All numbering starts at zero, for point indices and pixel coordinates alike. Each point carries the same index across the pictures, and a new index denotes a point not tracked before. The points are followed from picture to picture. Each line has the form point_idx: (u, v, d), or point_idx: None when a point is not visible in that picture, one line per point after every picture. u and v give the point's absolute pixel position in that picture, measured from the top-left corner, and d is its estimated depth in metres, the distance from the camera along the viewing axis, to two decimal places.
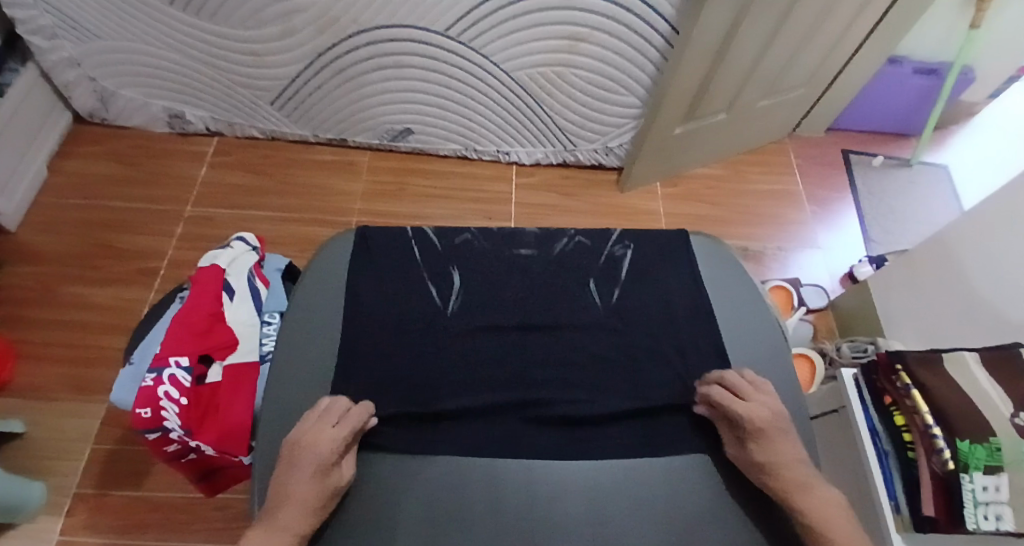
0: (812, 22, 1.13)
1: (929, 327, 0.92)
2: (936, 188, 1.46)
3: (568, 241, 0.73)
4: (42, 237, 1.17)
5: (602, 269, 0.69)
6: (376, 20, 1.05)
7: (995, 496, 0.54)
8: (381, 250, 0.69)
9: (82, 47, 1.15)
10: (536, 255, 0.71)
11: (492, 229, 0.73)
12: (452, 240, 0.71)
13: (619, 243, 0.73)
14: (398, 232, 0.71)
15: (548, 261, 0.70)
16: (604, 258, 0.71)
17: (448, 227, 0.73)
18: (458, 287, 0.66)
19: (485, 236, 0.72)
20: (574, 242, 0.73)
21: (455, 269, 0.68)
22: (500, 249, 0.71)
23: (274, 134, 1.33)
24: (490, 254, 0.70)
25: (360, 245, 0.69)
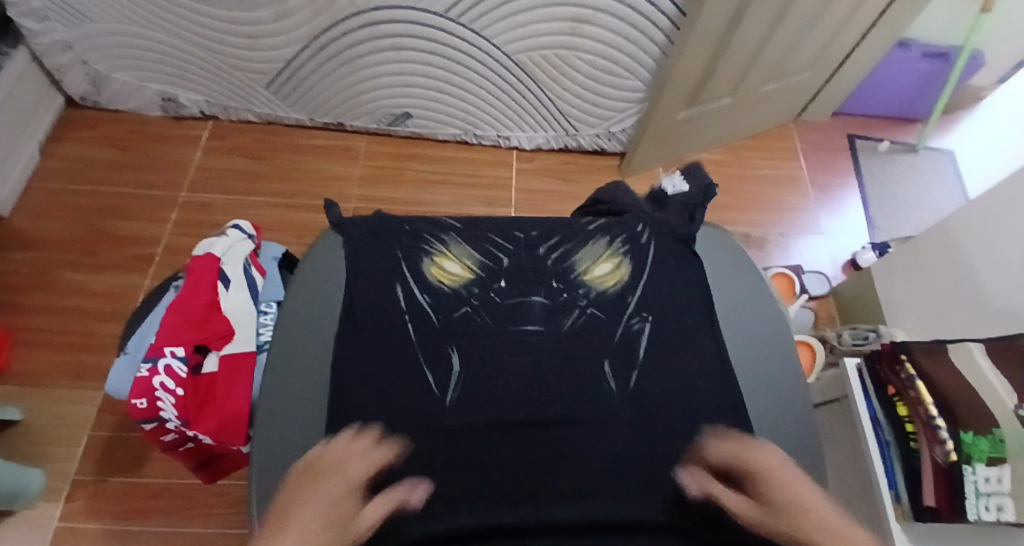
0: (821, 4, 1.10)
1: (933, 316, 0.91)
2: (941, 174, 1.44)
3: (579, 313, 0.63)
4: (36, 223, 1.15)
5: (619, 349, 0.60)
6: (374, 1, 1.02)
7: (997, 487, 0.54)
8: (368, 274, 0.63)
9: (73, 29, 1.12)
10: (545, 332, 0.61)
11: (492, 299, 0.63)
12: (448, 312, 0.61)
13: (636, 315, 0.63)
14: (393, 232, 0.67)
15: (559, 339, 0.60)
16: (620, 335, 0.62)
17: (445, 294, 0.62)
18: (458, 375, 0.56)
19: (487, 309, 0.62)
20: (585, 315, 0.63)
21: (454, 350, 0.58)
22: (504, 325, 0.61)
23: (270, 118, 1.31)
24: (493, 330, 0.60)
25: (351, 253, 0.64)
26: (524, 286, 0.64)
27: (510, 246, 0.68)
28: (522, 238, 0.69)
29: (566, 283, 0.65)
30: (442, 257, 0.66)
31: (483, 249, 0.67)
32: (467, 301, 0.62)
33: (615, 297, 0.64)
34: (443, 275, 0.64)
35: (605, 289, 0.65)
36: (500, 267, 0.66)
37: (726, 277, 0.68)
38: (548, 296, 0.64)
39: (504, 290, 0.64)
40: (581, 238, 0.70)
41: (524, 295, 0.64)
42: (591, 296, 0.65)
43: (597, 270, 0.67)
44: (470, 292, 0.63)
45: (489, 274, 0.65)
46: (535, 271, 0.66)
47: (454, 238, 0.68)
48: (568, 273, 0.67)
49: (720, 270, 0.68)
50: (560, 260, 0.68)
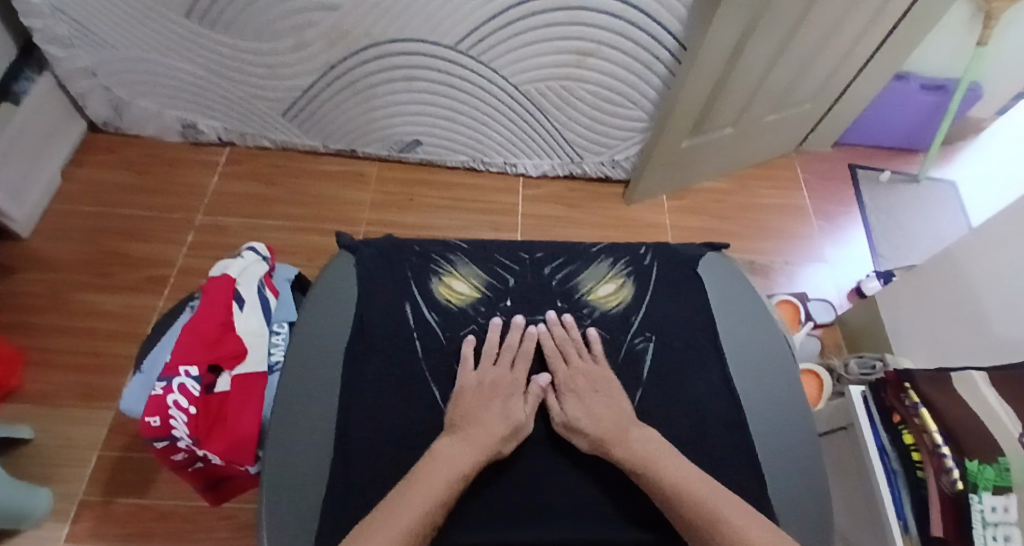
0: (819, 38, 1.14)
1: (938, 344, 0.91)
2: (944, 204, 1.45)
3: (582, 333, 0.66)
4: (54, 244, 1.18)
5: (621, 368, 0.63)
6: (388, 33, 1.07)
7: (1004, 517, 0.52)
8: (379, 291, 0.65)
9: (98, 57, 1.17)
10: (549, 351, 0.64)
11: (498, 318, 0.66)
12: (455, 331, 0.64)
13: (639, 335, 0.66)
14: (402, 254, 0.70)
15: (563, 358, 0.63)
16: (623, 354, 0.64)
17: (454, 313, 0.65)
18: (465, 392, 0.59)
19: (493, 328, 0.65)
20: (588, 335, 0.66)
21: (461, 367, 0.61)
22: (509, 344, 0.64)
23: (284, 144, 1.35)
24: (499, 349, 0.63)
25: (363, 271, 0.67)
26: (529, 307, 0.68)
27: (516, 267, 0.71)
28: (528, 259, 0.71)
29: (569, 304, 0.69)
30: (450, 276, 0.68)
31: (490, 270, 0.70)
32: (474, 320, 0.65)
33: (618, 317, 0.67)
34: (451, 294, 0.67)
35: (609, 309, 0.68)
36: (506, 288, 0.69)
37: (735, 302, 0.69)
38: (552, 316, 0.67)
39: (509, 310, 0.67)
40: (585, 258, 0.72)
41: (528, 315, 0.67)
42: (594, 316, 0.67)
43: (601, 290, 0.69)
44: (477, 311, 0.66)
45: (495, 294, 0.68)
46: (540, 292, 0.70)
47: (463, 258, 0.70)
48: (571, 292, 0.70)
49: (722, 294, 0.70)
50: (564, 280, 0.70)
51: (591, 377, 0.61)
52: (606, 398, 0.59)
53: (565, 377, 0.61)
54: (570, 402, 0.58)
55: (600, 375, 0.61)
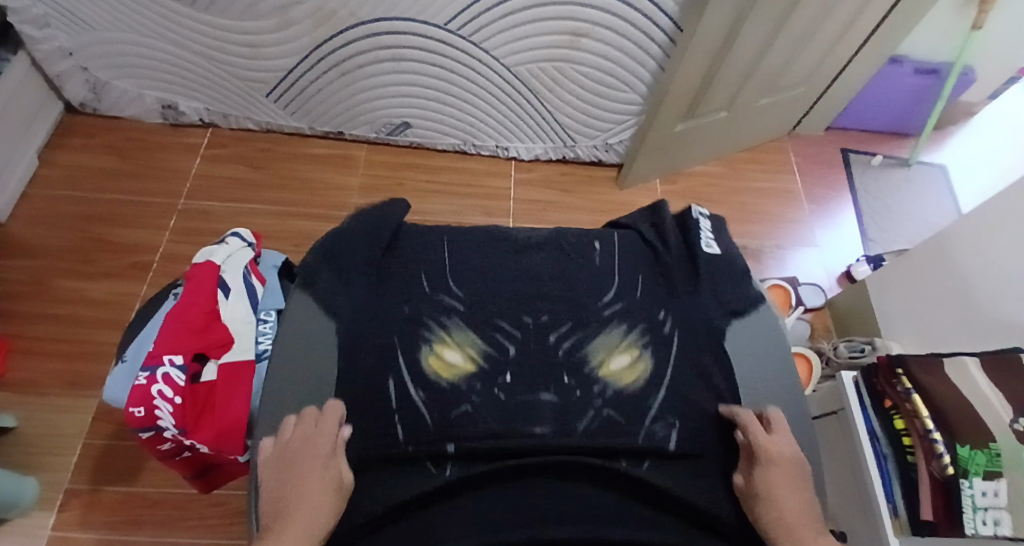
0: (815, 20, 1.12)
1: (928, 329, 0.92)
2: (934, 188, 1.46)
3: (593, 415, 0.54)
4: (32, 230, 1.15)
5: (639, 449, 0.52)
6: (376, 12, 1.03)
7: (993, 501, 0.53)
8: (355, 362, 0.56)
9: (75, 37, 1.13)
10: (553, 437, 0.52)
11: (495, 396, 0.54)
12: (444, 413, 0.52)
13: (661, 419, 0.55)
14: (386, 316, 0.60)
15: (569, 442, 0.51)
16: (642, 438, 0.53)
17: (442, 388, 0.54)
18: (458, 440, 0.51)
19: (489, 410, 0.53)
20: (601, 417, 0.54)
21: (449, 447, 0.50)
22: (507, 426, 0.52)
23: (269, 126, 1.31)
24: (494, 434, 0.51)
25: (344, 336, 0.57)
26: (532, 382, 0.56)
27: (517, 332, 0.60)
28: (532, 323, 0.61)
29: (580, 379, 0.57)
30: (441, 344, 0.58)
31: (487, 336, 0.59)
32: (466, 398, 0.54)
33: (636, 398, 0.56)
34: (441, 368, 0.56)
35: (625, 386, 0.57)
36: (506, 358, 0.58)
37: (762, 371, 0.61)
38: (559, 393, 0.55)
39: (509, 386, 0.55)
40: (597, 324, 0.62)
41: (531, 392, 0.55)
42: (607, 395, 0.56)
43: (614, 363, 0.59)
44: (471, 388, 0.55)
45: (492, 366, 0.57)
46: (545, 364, 0.58)
47: (456, 322, 0.60)
48: (583, 362, 0.58)
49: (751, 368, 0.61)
50: (573, 350, 0.59)
51: (794, 459, 0.51)
52: (803, 493, 0.49)
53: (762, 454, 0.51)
54: (768, 484, 0.49)
55: (798, 468, 0.51)
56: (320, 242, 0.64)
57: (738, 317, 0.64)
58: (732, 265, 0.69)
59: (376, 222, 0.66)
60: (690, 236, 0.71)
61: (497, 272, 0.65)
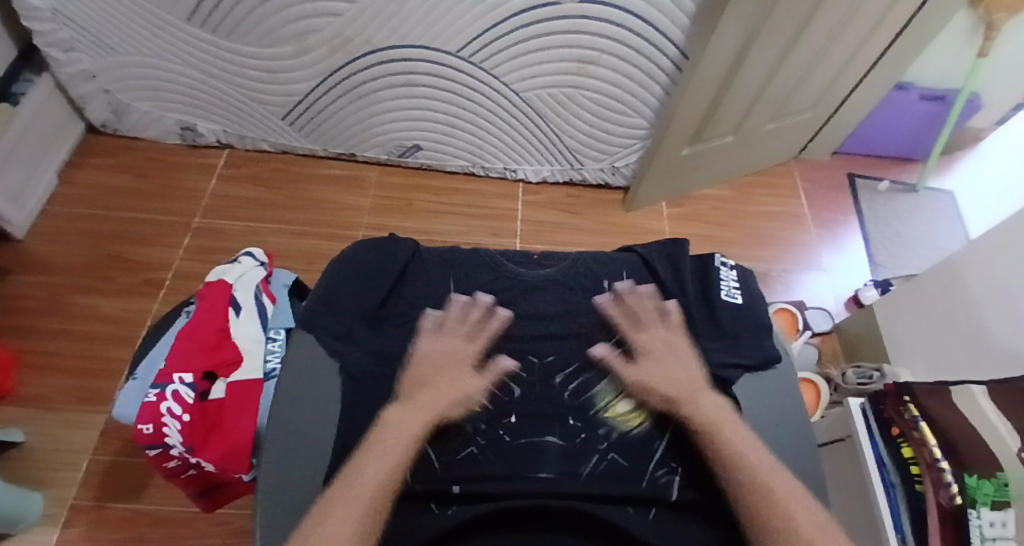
0: (820, 47, 1.14)
1: (937, 356, 0.91)
2: (942, 214, 1.45)
3: (598, 459, 0.54)
4: (50, 247, 1.18)
5: (642, 496, 0.52)
6: (389, 39, 1.06)
7: (1002, 532, 0.52)
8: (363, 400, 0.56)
9: (99, 61, 1.17)
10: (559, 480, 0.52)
11: (501, 438, 0.55)
12: (450, 452, 0.53)
13: (663, 465, 0.54)
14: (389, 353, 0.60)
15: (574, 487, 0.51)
16: (644, 483, 0.53)
17: (448, 431, 0.55)
18: (466, 476, 0.51)
19: (495, 453, 0.54)
20: (606, 461, 0.54)
21: (455, 487, 0.50)
22: (513, 471, 0.52)
23: (284, 148, 1.35)
24: (500, 479, 0.51)
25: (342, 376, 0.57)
26: (536, 423, 0.57)
27: (524, 373, 0.60)
28: (537, 363, 0.61)
29: (585, 421, 0.57)
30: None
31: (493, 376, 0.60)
32: (472, 440, 0.55)
33: (642, 442, 0.56)
34: None
35: (630, 429, 0.57)
36: (511, 399, 0.58)
37: (764, 416, 0.58)
38: (564, 436, 0.56)
39: (514, 428, 0.56)
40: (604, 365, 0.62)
41: (537, 433, 0.56)
42: (613, 438, 0.56)
43: (621, 405, 0.59)
44: (476, 429, 0.55)
45: (498, 408, 0.57)
46: (551, 405, 0.58)
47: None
48: (586, 403, 0.59)
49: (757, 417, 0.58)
50: (578, 392, 0.59)
51: (667, 344, 0.61)
52: (677, 358, 0.59)
53: (638, 341, 0.61)
54: (647, 364, 0.59)
55: (677, 343, 0.61)
56: (328, 280, 0.65)
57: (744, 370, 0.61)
58: (756, 315, 0.67)
59: (384, 253, 0.68)
60: (711, 284, 0.70)
61: (504, 308, 0.65)
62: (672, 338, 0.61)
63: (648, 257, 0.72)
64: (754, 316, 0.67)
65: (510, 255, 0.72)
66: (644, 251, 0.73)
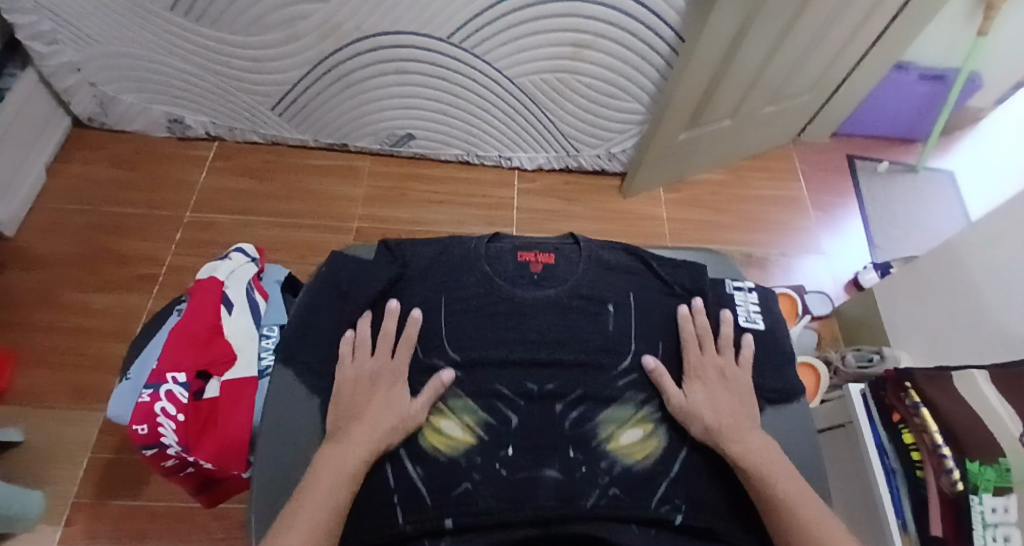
0: (819, 28, 1.12)
1: (937, 340, 0.90)
2: (942, 195, 1.44)
3: (599, 495, 0.53)
4: (40, 244, 1.16)
5: (642, 534, 0.51)
6: (379, 25, 1.04)
7: (1004, 517, 0.51)
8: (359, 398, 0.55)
9: (82, 52, 1.14)
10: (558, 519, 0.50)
11: (497, 473, 0.53)
12: (442, 490, 0.52)
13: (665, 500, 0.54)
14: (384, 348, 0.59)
15: (573, 527, 0.49)
16: (644, 519, 0.52)
17: (442, 465, 0.53)
18: (461, 515, 0.50)
19: (491, 489, 0.52)
20: (607, 497, 0.53)
21: (449, 520, 0.49)
22: (510, 509, 0.50)
23: (275, 139, 1.32)
24: (496, 518, 0.50)
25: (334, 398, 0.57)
26: (535, 455, 0.54)
27: (522, 401, 0.57)
28: (535, 391, 0.58)
29: (586, 454, 0.55)
30: (439, 415, 0.56)
31: (488, 404, 0.57)
32: (467, 475, 0.53)
33: (644, 478, 0.55)
34: (439, 442, 0.55)
35: (632, 463, 0.56)
36: (508, 430, 0.56)
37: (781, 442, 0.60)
38: (563, 470, 0.54)
39: (511, 461, 0.54)
40: (607, 393, 0.59)
41: (535, 467, 0.54)
42: (614, 473, 0.55)
43: (624, 437, 0.57)
44: (472, 463, 0.54)
45: (494, 439, 0.55)
46: (550, 434, 0.56)
47: (454, 389, 0.58)
48: (588, 434, 0.56)
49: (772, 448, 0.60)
50: (579, 422, 0.57)
51: (721, 372, 0.61)
52: (730, 390, 0.59)
53: (694, 362, 0.61)
54: (694, 386, 0.59)
55: (732, 373, 0.61)
56: (313, 313, 0.63)
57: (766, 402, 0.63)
58: (775, 344, 0.67)
59: (366, 277, 0.66)
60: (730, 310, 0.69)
61: (503, 333, 0.61)
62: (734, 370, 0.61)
63: (651, 261, 0.70)
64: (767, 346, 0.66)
65: (501, 266, 0.67)
66: (649, 257, 0.70)
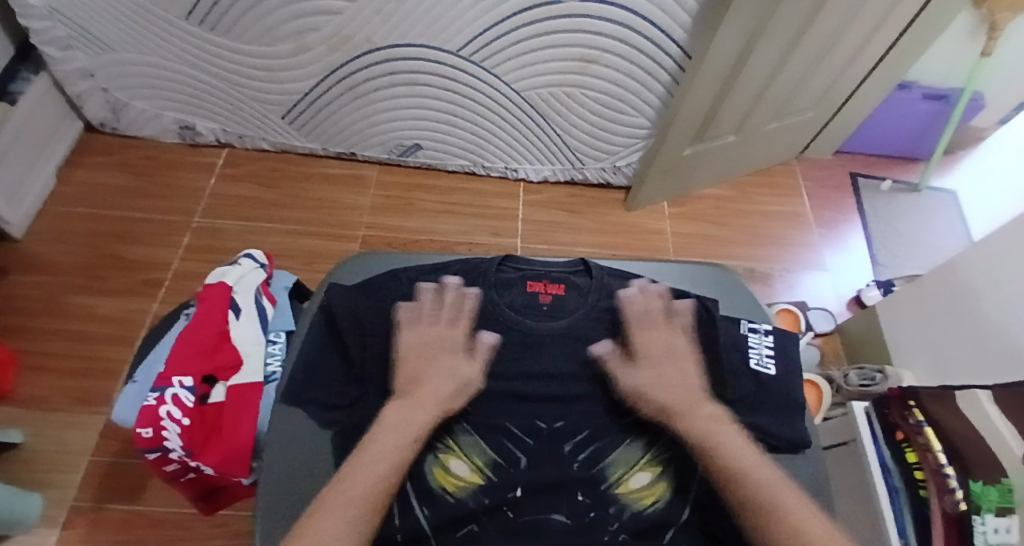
0: (823, 46, 1.13)
1: (940, 359, 0.90)
2: (944, 214, 1.45)
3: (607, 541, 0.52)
4: (47, 247, 1.17)
5: None
6: (389, 38, 1.05)
7: (1006, 538, 0.51)
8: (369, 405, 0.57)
9: (96, 59, 1.16)
10: None
11: (505, 516, 0.53)
12: (449, 531, 0.52)
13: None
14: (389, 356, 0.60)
15: None
16: None
17: (450, 506, 0.53)
18: None
19: (499, 532, 0.52)
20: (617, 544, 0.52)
21: None
22: None
23: (283, 146, 1.34)
24: None
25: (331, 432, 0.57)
26: (543, 498, 0.55)
27: (531, 440, 0.58)
28: (544, 429, 0.59)
29: (594, 497, 0.55)
30: (448, 453, 0.57)
31: (498, 443, 0.58)
32: (475, 517, 0.53)
33: (656, 524, 0.53)
34: (447, 482, 0.55)
35: (642, 508, 0.54)
36: (516, 470, 0.56)
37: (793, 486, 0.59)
38: (571, 513, 0.54)
39: (519, 503, 0.54)
40: (616, 433, 0.59)
41: (544, 509, 0.54)
42: (624, 518, 0.54)
43: (633, 481, 0.56)
44: (479, 504, 0.53)
45: (502, 479, 0.55)
46: (559, 476, 0.56)
47: (465, 425, 0.59)
48: (597, 480, 0.56)
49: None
50: (588, 463, 0.57)
51: (666, 349, 0.62)
52: (675, 366, 0.60)
53: (642, 341, 0.62)
54: (644, 367, 0.60)
55: (677, 347, 0.62)
56: (311, 346, 0.62)
57: (770, 449, 0.60)
58: (788, 392, 0.63)
59: (372, 308, 0.64)
60: (741, 354, 0.65)
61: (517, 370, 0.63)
62: (672, 344, 0.62)
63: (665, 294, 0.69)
64: (788, 386, 0.63)
65: (510, 296, 0.68)
66: (662, 289, 0.70)
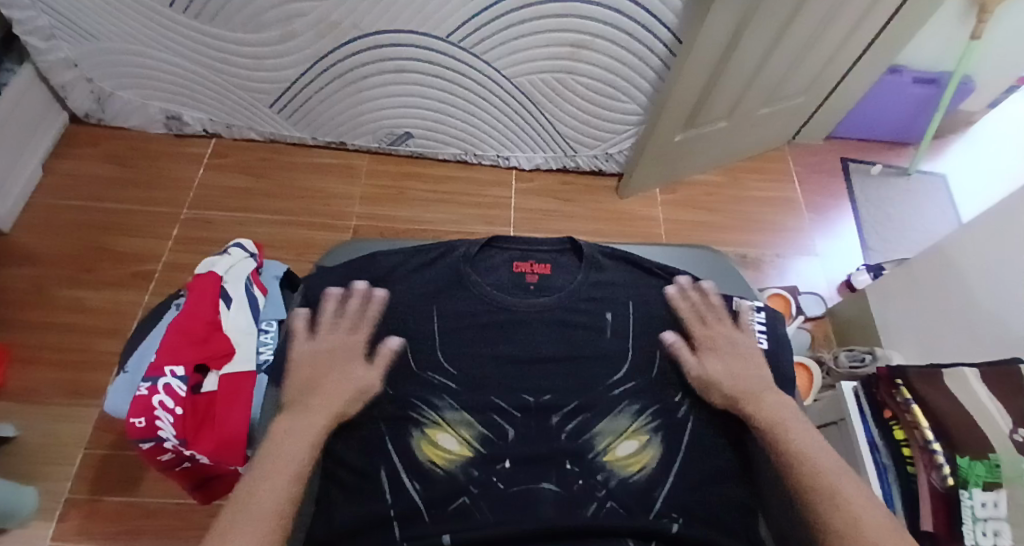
0: (814, 30, 1.13)
1: (928, 340, 0.91)
2: (933, 198, 1.46)
3: (598, 505, 0.53)
4: (35, 240, 1.16)
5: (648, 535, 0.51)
6: (377, 24, 1.04)
7: (993, 512, 0.53)
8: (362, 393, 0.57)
9: (79, 48, 1.14)
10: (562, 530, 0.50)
11: (495, 488, 0.53)
12: (440, 505, 0.52)
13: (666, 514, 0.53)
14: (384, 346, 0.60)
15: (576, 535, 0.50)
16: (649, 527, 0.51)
17: (439, 481, 0.54)
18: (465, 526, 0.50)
19: (491, 503, 0.52)
20: (607, 508, 0.53)
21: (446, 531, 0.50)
22: (511, 519, 0.51)
23: (272, 137, 1.32)
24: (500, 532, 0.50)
25: None
26: (533, 467, 0.55)
27: (518, 414, 0.58)
28: (532, 403, 0.59)
29: (583, 466, 0.56)
30: (435, 428, 0.56)
31: (485, 418, 0.58)
32: (465, 489, 0.53)
33: (642, 492, 0.55)
34: (434, 455, 0.55)
35: (630, 475, 0.55)
36: (505, 443, 0.56)
37: None
38: (560, 482, 0.54)
39: (509, 474, 0.55)
40: (602, 405, 0.59)
41: (533, 480, 0.54)
42: (612, 484, 0.55)
43: (620, 450, 0.57)
44: (469, 477, 0.54)
45: (491, 451, 0.56)
46: (547, 447, 0.56)
47: (450, 402, 0.58)
48: (585, 452, 0.57)
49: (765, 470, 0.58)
50: (575, 434, 0.57)
51: (735, 343, 0.62)
52: (742, 356, 0.61)
53: (703, 335, 0.62)
54: (709, 356, 0.60)
55: (739, 342, 0.62)
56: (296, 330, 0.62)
57: None
58: (777, 367, 0.62)
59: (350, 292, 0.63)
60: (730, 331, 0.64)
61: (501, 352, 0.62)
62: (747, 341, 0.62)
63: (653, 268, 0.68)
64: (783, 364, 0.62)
65: (498, 278, 0.68)
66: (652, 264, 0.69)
